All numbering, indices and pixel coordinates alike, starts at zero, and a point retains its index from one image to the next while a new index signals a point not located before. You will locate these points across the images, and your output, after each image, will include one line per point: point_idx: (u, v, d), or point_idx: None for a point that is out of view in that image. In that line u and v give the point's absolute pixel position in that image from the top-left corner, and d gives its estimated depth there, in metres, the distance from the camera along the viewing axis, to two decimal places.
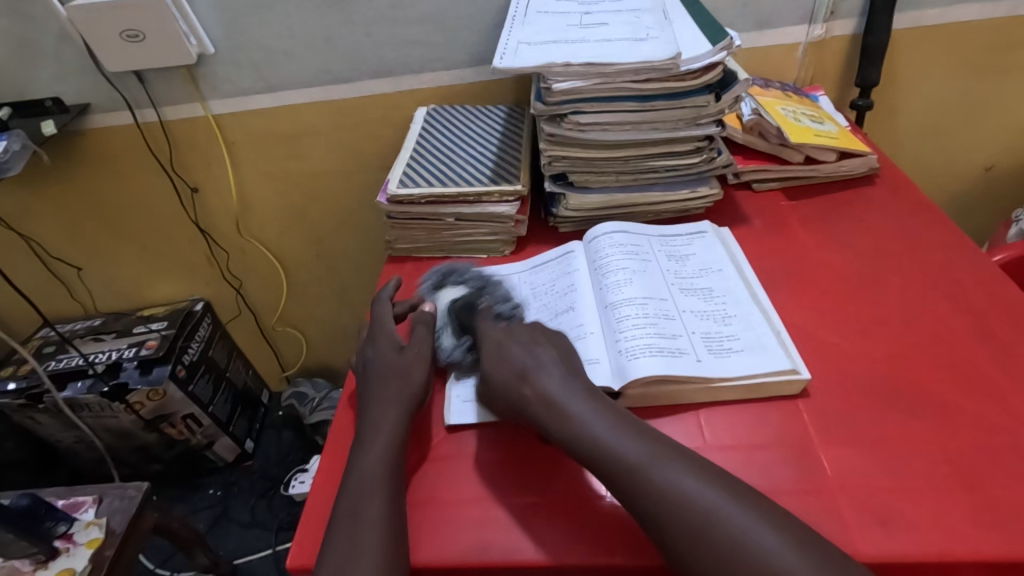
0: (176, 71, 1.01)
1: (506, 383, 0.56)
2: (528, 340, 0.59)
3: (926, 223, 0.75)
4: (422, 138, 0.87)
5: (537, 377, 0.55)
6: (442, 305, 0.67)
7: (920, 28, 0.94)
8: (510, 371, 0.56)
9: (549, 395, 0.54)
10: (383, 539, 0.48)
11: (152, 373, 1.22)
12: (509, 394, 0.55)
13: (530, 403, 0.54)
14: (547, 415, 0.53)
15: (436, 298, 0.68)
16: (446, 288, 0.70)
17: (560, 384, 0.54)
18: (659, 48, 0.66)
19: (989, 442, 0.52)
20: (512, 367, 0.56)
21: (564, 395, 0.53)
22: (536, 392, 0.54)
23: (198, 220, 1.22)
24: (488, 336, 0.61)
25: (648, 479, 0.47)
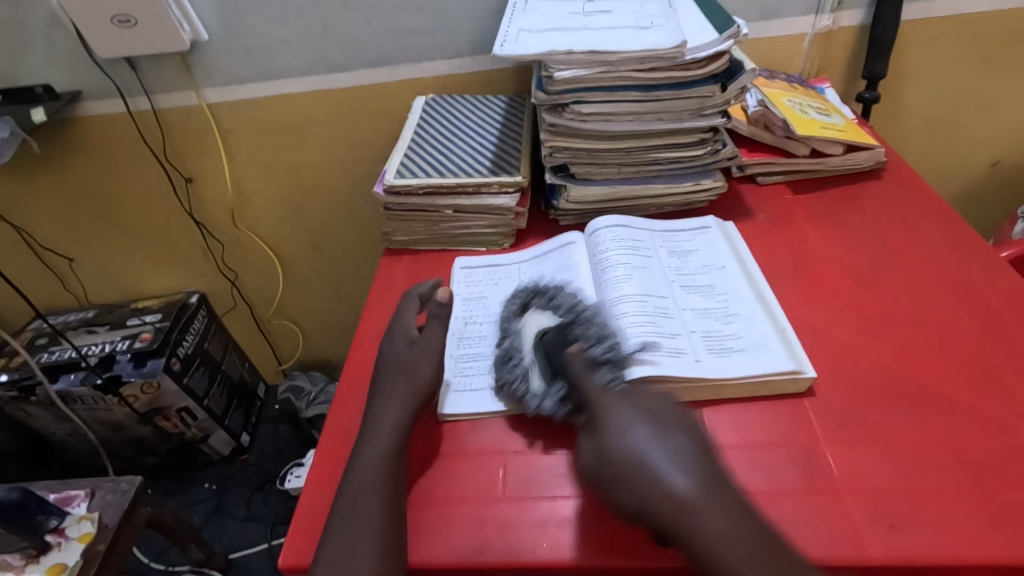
0: (170, 59, 0.99)
1: (635, 477, 0.45)
2: (656, 420, 0.48)
3: (934, 218, 0.73)
4: (420, 128, 0.85)
5: (671, 481, 0.44)
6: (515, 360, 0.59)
7: (929, 19, 0.93)
8: (625, 449, 0.46)
9: (682, 497, 0.43)
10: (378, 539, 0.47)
11: (147, 365, 1.21)
12: (635, 487, 0.45)
13: (655, 500, 0.44)
14: (675, 521, 0.43)
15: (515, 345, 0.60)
16: (533, 311, 0.63)
17: (687, 480, 0.44)
18: (664, 36, 0.65)
19: (998, 443, 0.50)
20: (624, 446, 0.46)
21: (694, 497, 0.43)
22: (666, 491, 0.44)
23: (193, 211, 1.20)
24: (607, 408, 0.49)
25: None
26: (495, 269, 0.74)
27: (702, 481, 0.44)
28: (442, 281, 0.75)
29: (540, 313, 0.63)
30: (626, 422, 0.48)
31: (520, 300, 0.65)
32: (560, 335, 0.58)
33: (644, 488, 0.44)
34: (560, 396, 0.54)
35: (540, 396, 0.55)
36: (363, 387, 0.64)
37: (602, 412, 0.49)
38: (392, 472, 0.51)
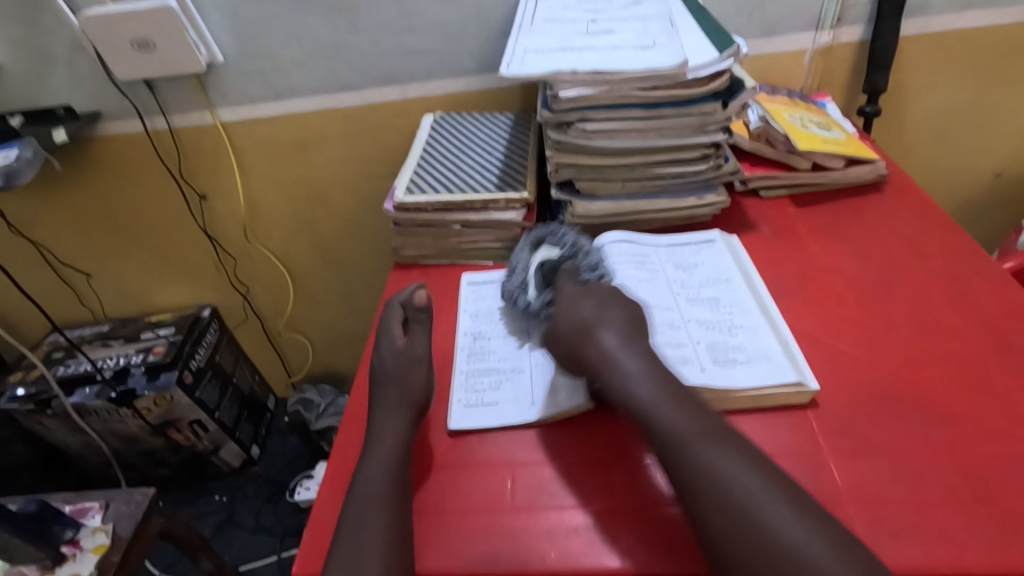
0: (186, 80, 1.02)
1: (589, 344, 0.56)
2: (602, 297, 0.60)
3: (935, 230, 0.74)
4: (428, 145, 0.87)
5: (599, 332, 0.56)
6: (514, 274, 0.70)
7: (928, 34, 0.94)
8: (607, 357, 0.55)
9: (608, 349, 0.55)
10: (386, 547, 0.48)
11: (160, 378, 1.23)
12: (589, 347, 0.56)
13: (622, 397, 0.52)
14: (602, 368, 0.55)
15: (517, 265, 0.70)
16: (542, 247, 0.70)
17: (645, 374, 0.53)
18: (666, 56, 0.66)
19: (1001, 455, 0.51)
20: (609, 352, 0.55)
21: (650, 399, 0.51)
22: (630, 394, 0.52)
23: (206, 226, 1.23)
24: (562, 291, 0.62)
25: (695, 455, 0.47)
26: None
27: (660, 388, 0.52)
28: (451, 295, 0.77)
29: (551, 248, 0.69)
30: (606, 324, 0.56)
31: (534, 240, 0.71)
32: (562, 258, 0.66)
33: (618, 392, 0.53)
34: (547, 299, 0.64)
35: (533, 300, 0.66)
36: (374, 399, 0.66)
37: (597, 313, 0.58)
38: (400, 483, 0.53)
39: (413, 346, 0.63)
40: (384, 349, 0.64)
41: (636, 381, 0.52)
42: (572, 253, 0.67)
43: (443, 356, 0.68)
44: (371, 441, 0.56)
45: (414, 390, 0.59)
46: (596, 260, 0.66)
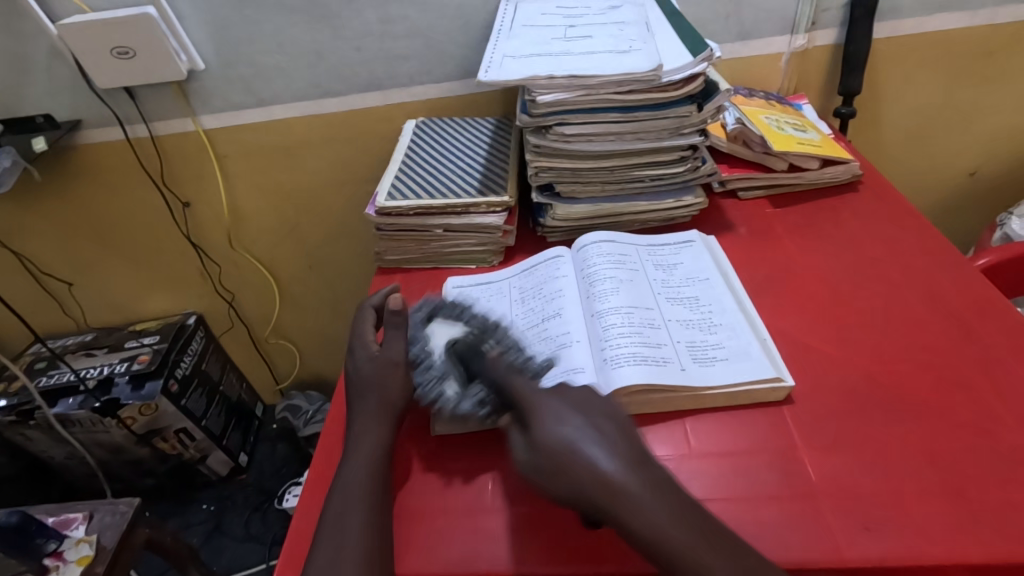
0: (167, 87, 1.02)
1: (563, 463, 0.46)
2: (582, 405, 0.50)
3: (909, 228, 0.75)
4: (410, 150, 0.88)
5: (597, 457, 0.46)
6: (426, 368, 0.60)
7: (901, 36, 0.96)
8: (556, 440, 0.47)
9: (613, 479, 0.45)
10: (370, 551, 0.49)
11: (145, 387, 1.22)
12: (569, 474, 0.46)
13: (587, 483, 0.45)
14: (612, 505, 0.44)
15: (423, 355, 0.61)
16: (437, 323, 0.64)
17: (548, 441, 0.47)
18: (641, 60, 0.67)
19: (970, 447, 0.52)
20: (553, 436, 0.47)
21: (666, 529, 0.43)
22: (596, 475, 0.45)
23: (189, 233, 1.23)
24: (530, 396, 0.51)
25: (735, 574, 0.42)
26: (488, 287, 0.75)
27: (624, 461, 0.46)
28: (435, 299, 0.77)
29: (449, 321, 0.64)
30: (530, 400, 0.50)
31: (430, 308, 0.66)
32: (471, 337, 0.59)
33: (580, 470, 0.46)
34: (477, 397, 0.56)
35: (459, 398, 0.57)
36: None
37: (519, 396, 0.51)
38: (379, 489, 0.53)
39: (395, 350, 0.62)
40: (365, 352, 0.63)
41: (576, 444, 0.47)
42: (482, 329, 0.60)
43: None
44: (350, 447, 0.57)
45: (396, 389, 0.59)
46: (509, 337, 0.59)
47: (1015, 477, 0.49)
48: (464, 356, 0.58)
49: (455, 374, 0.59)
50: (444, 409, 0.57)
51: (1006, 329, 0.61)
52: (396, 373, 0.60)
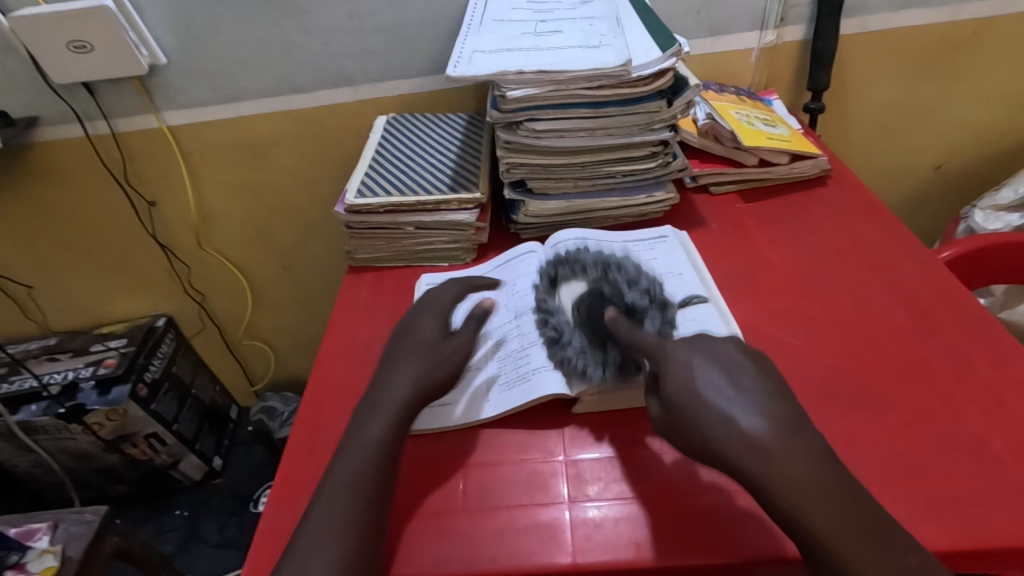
0: (128, 83, 0.99)
1: (706, 422, 0.46)
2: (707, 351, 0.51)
3: (875, 222, 0.77)
4: (380, 147, 0.86)
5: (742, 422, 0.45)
6: (562, 341, 0.60)
7: (867, 33, 0.97)
8: (682, 389, 0.48)
9: (761, 439, 0.44)
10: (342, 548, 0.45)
11: (112, 392, 1.19)
12: (717, 442, 0.45)
13: (731, 445, 0.45)
14: (766, 479, 0.43)
15: (560, 327, 0.61)
16: (563, 284, 0.64)
17: (688, 396, 0.48)
18: (610, 55, 0.67)
19: (931, 436, 0.53)
20: (679, 379, 0.49)
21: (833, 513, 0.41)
22: (740, 436, 0.45)
23: (156, 233, 1.19)
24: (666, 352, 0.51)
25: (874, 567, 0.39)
26: None
27: (775, 421, 0.45)
28: (407, 297, 0.76)
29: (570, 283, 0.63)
30: (672, 348, 0.51)
31: (549, 276, 0.65)
32: (595, 299, 0.60)
33: (713, 426, 0.46)
34: (608, 359, 0.56)
35: (598, 366, 0.57)
36: (327, 404, 0.64)
37: (649, 348, 0.52)
38: (377, 479, 0.49)
39: (432, 341, 0.59)
40: (400, 339, 0.61)
41: (702, 396, 0.47)
42: (602, 276, 0.62)
43: None
44: (348, 435, 0.53)
45: (433, 376, 0.56)
46: (633, 275, 0.62)
47: (975, 465, 0.51)
48: (590, 318, 0.59)
49: (591, 342, 0.58)
50: (579, 379, 0.57)
51: (967, 321, 0.62)
52: (434, 363, 0.57)
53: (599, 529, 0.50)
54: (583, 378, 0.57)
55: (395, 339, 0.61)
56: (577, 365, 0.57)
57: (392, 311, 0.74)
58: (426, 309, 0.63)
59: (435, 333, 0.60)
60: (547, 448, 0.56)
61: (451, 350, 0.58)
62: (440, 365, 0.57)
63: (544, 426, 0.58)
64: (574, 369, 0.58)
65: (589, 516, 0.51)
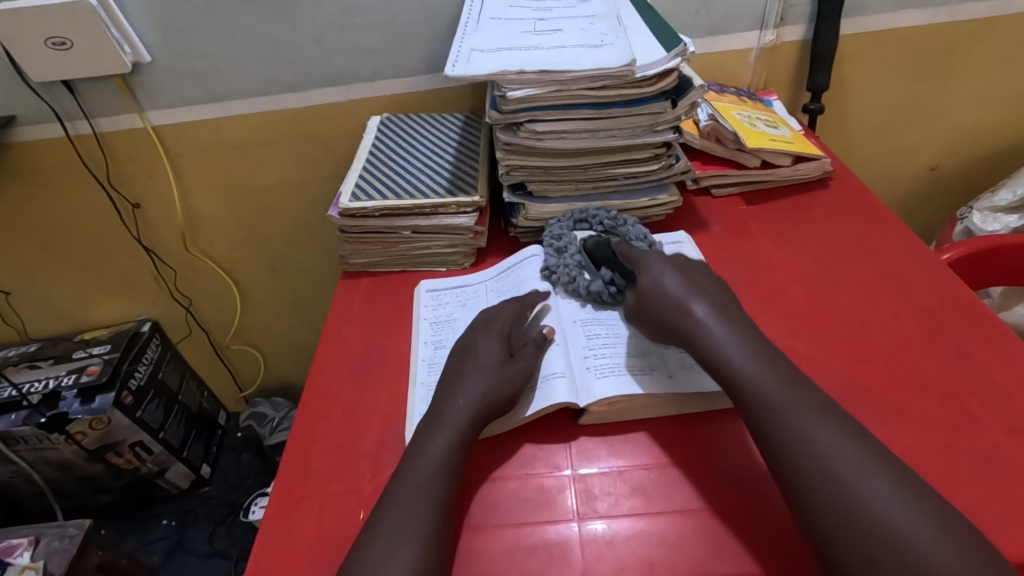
0: (110, 82, 0.95)
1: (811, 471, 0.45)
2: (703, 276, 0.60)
3: (879, 225, 0.76)
4: (375, 148, 0.84)
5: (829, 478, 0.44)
6: (564, 254, 0.69)
7: (866, 33, 0.97)
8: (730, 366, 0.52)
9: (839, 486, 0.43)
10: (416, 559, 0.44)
11: (95, 401, 1.15)
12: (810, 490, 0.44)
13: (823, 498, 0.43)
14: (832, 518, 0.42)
15: (565, 242, 0.70)
16: (576, 226, 0.73)
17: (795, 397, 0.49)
18: (614, 55, 0.65)
19: (945, 446, 0.52)
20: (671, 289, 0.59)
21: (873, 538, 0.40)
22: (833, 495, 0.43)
23: (140, 236, 1.16)
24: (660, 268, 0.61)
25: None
26: (462, 290, 0.73)
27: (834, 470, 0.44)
28: (404, 303, 0.74)
29: (587, 230, 0.73)
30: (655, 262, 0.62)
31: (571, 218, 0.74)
32: (605, 237, 0.70)
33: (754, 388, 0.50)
34: (607, 277, 0.65)
35: (589, 280, 0.66)
36: (321, 417, 0.62)
37: (637, 261, 0.63)
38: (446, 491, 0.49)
39: (499, 363, 0.57)
40: (459, 358, 0.59)
41: (764, 374, 0.51)
42: (611, 226, 0.72)
43: (398, 369, 0.65)
44: (412, 449, 0.52)
45: (499, 393, 0.55)
46: (640, 230, 0.71)
47: (991, 476, 0.50)
48: (594, 250, 0.68)
49: (586, 266, 0.68)
50: (576, 287, 0.66)
51: (976, 327, 0.61)
52: (498, 381, 0.56)
53: (609, 546, 0.48)
54: (573, 285, 0.67)
55: (454, 361, 0.59)
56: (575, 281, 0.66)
57: (388, 318, 0.72)
58: (485, 328, 0.61)
59: (498, 354, 0.58)
60: (554, 461, 0.54)
61: (518, 370, 0.57)
62: (503, 385, 0.56)
63: (552, 438, 0.56)
64: (566, 281, 0.67)
65: (599, 532, 0.49)
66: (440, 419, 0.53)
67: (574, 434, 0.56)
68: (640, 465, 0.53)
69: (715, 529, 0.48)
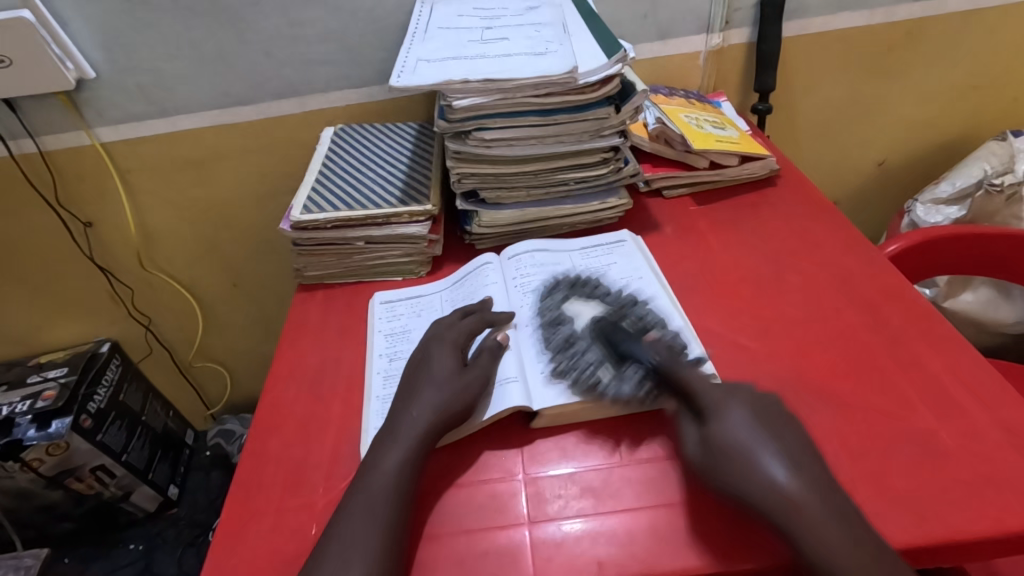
0: (54, 99, 0.93)
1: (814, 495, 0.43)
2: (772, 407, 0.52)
3: (824, 221, 0.78)
4: (327, 160, 0.83)
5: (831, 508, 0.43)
6: (573, 345, 0.60)
7: (808, 35, 1.00)
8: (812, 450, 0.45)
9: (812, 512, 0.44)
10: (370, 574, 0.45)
11: (51, 426, 1.12)
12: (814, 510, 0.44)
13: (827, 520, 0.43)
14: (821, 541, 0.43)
15: (570, 329, 0.62)
16: (572, 301, 0.66)
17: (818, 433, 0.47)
18: (557, 62, 0.66)
19: (882, 434, 0.54)
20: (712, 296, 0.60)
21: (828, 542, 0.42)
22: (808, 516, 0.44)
23: (94, 255, 1.13)
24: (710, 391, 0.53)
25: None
26: (418, 301, 0.73)
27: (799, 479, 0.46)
28: (359, 314, 0.74)
29: (585, 301, 0.66)
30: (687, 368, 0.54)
31: (561, 291, 0.67)
32: (614, 321, 0.62)
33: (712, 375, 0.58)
34: (635, 377, 0.56)
35: (617, 383, 0.56)
36: (276, 433, 0.61)
37: (677, 371, 0.54)
38: (400, 506, 0.49)
39: (456, 373, 0.57)
40: (414, 371, 0.59)
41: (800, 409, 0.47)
42: (617, 305, 0.65)
43: (354, 381, 0.65)
44: (365, 464, 0.52)
45: (455, 405, 0.55)
46: (645, 312, 0.64)
47: (925, 460, 0.51)
48: (614, 338, 0.60)
49: (607, 360, 0.59)
50: (603, 394, 0.56)
51: (912, 317, 0.64)
52: (452, 393, 0.55)
53: (559, 548, 0.48)
54: (597, 389, 0.56)
55: (409, 375, 0.59)
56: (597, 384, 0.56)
57: (344, 330, 0.72)
58: (439, 341, 0.61)
59: (451, 364, 0.58)
60: (507, 466, 0.55)
61: (472, 379, 0.57)
62: (458, 396, 0.55)
63: (502, 443, 0.56)
64: (583, 374, 0.57)
65: (550, 535, 0.49)
66: (394, 434, 0.53)
67: (525, 438, 0.57)
68: (590, 467, 0.54)
69: (665, 525, 0.49)
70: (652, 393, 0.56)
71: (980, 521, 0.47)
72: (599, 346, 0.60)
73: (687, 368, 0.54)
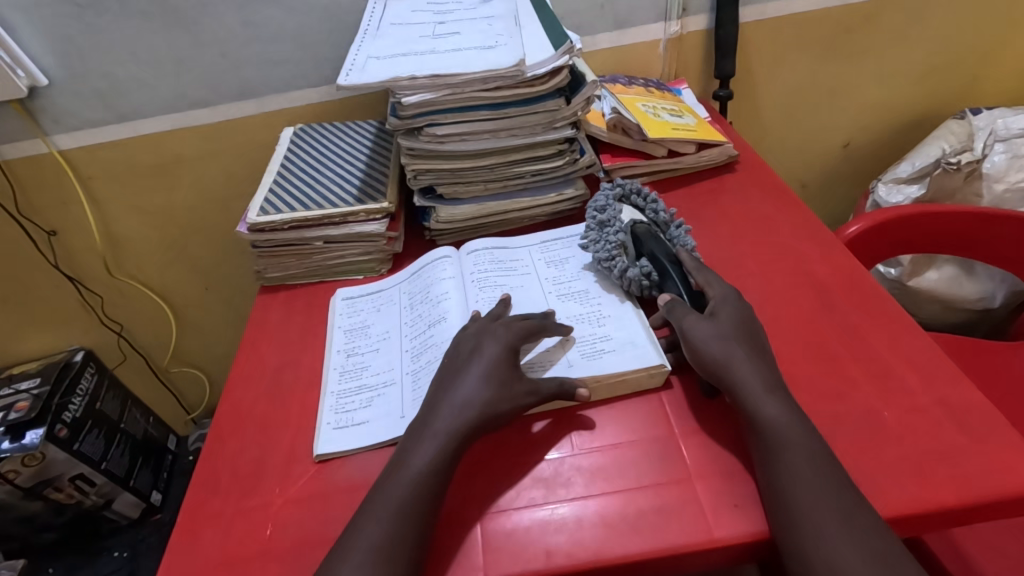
0: (8, 107, 0.92)
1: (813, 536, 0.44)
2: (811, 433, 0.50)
3: (780, 206, 0.79)
4: (286, 160, 0.83)
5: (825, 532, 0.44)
6: (606, 227, 0.69)
7: (766, 20, 1.00)
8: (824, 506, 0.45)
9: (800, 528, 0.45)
10: (376, 570, 0.45)
11: (26, 437, 1.11)
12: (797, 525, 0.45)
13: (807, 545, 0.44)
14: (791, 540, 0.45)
15: (610, 218, 0.70)
16: (628, 205, 0.72)
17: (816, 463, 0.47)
18: (505, 56, 0.66)
19: (830, 413, 0.55)
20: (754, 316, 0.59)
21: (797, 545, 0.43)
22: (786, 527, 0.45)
23: (61, 264, 1.12)
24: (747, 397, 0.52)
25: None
26: (378, 296, 0.74)
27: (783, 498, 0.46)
28: (320, 314, 0.74)
29: (635, 209, 0.72)
30: (704, 275, 0.62)
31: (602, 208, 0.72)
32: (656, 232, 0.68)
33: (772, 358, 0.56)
34: (646, 270, 0.64)
35: (631, 266, 0.64)
36: (234, 436, 0.61)
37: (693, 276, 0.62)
38: (418, 501, 0.48)
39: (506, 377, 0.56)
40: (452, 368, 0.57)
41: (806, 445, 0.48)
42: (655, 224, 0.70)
43: (313, 382, 0.66)
44: (396, 462, 0.52)
45: (497, 409, 0.54)
46: (684, 238, 0.68)
47: (869, 438, 0.53)
48: (638, 236, 0.67)
49: (626, 249, 0.67)
50: (618, 271, 0.65)
51: (861, 298, 0.65)
52: (497, 398, 0.54)
53: (511, 538, 0.49)
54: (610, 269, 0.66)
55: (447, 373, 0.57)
56: (618, 271, 0.64)
57: (305, 330, 0.72)
58: (491, 335, 0.59)
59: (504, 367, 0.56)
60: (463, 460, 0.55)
61: (523, 390, 0.55)
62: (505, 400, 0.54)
63: (506, 442, 0.56)
64: (602, 257, 0.66)
65: (502, 525, 0.50)
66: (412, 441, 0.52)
67: (529, 437, 0.56)
68: (544, 457, 0.54)
69: (614, 512, 0.50)
70: (655, 286, 0.64)
71: (919, 496, 0.48)
72: (628, 236, 0.67)
73: (701, 274, 0.62)
